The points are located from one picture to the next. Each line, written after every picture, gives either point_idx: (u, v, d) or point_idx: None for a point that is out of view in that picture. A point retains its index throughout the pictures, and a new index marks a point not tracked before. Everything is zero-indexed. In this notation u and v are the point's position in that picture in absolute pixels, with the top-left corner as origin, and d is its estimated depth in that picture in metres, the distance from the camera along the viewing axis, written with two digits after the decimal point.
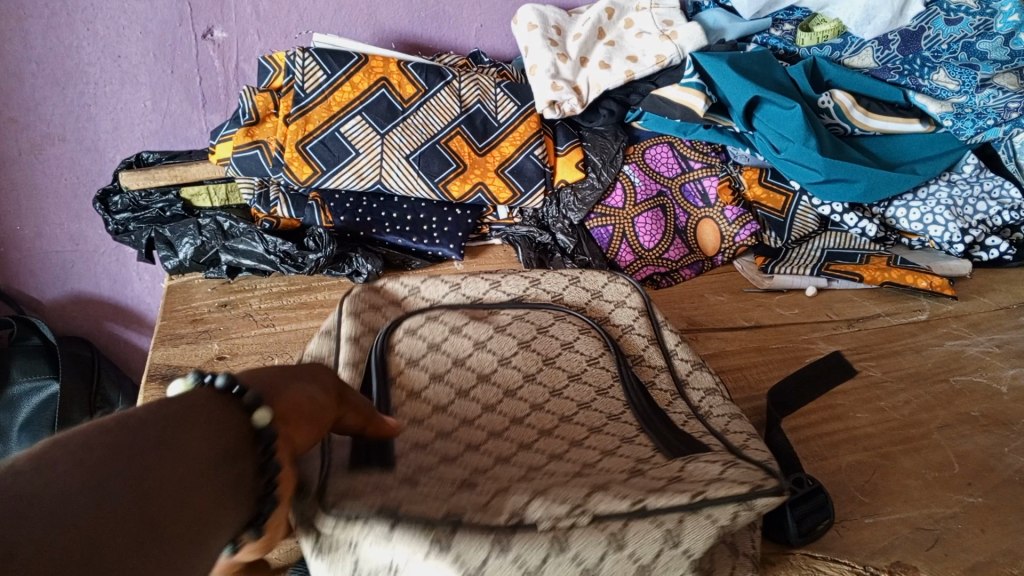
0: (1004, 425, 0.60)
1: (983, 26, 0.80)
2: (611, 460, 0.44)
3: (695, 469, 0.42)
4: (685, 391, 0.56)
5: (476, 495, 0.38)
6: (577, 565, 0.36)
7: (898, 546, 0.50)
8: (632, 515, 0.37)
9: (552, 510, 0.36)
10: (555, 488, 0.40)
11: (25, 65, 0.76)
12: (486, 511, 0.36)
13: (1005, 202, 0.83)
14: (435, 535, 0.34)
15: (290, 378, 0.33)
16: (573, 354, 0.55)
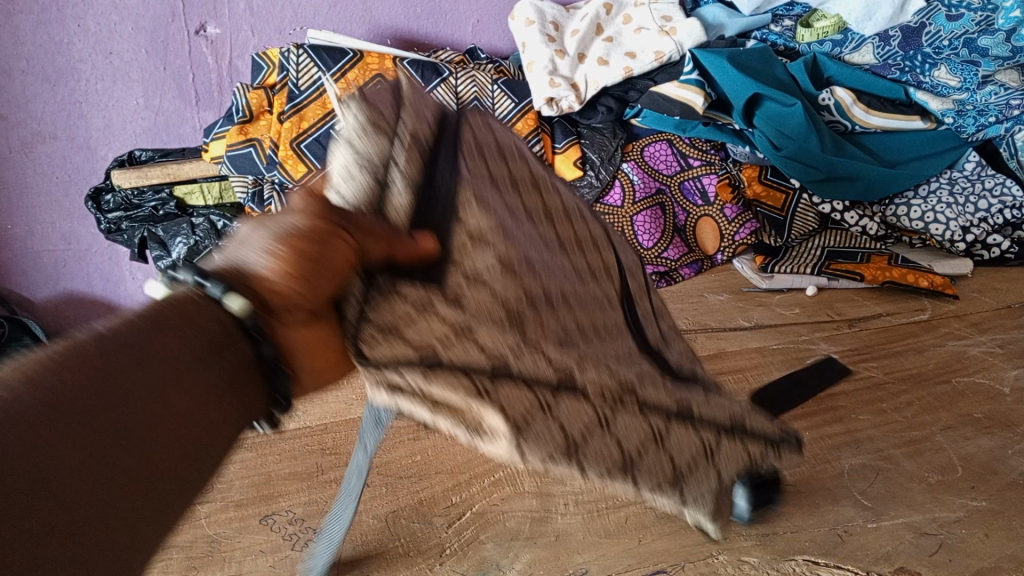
0: (1007, 427, 0.59)
1: (985, 22, 0.79)
2: (637, 365, 0.39)
3: (714, 406, 0.42)
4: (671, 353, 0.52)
5: (544, 334, 0.33)
6: (615, 447, 0.33)
7: (903, 551, 0.49)
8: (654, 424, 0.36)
9: (610, 386, 0.35)
10: (603, 374, 0.34)
11: (15, 62, 0.75)
12: (546, 354, 0.32)
13: (1007, 199, 0.81)
14: (479, 382, 0.28)
15: (311, 232, 0.24)
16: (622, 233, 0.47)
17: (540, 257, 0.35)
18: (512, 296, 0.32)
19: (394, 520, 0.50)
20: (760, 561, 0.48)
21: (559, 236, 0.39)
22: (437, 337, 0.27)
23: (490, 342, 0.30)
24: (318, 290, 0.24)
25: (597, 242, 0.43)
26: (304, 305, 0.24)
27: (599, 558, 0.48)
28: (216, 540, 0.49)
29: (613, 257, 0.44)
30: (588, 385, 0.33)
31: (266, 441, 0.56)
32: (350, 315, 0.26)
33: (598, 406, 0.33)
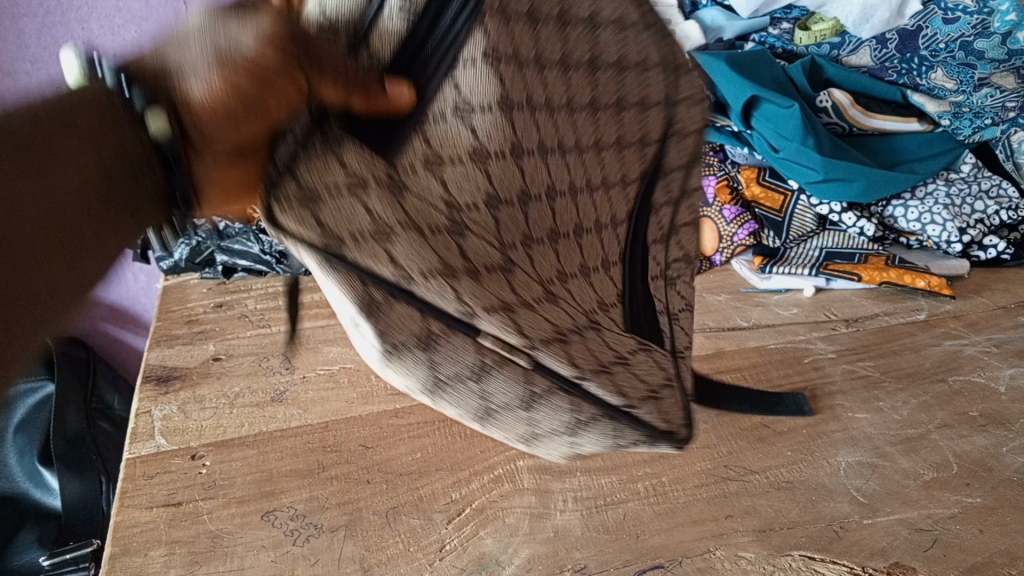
0: (1002, 425, 0.60)
1: (981, 25, 0.79)
2: (581, 287, 0.37)
3: (643, 367, 0.38)
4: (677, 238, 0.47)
5: (485, 244, 0.31)
6: (481, 396, 0.32)
7: (898, 547, 0.49)
8: (582, 383, 0.33)
9: (541, 330, 0.32)
10: (534, 293, 0.33)
11: (20, 65, 0.73)
12: (480, 274, 0.30)
13: (1003, 201, 0.82)
14: (371, 297, 0.26)
15: (262, 70, 0.20)
16: (670, 137, 0.43)
17: (529, 149, 0.33)
18: (468, 188, 0.30)
19: (395, 517, 0.51)
20: (757, 556, 0.49)
21: (574, 123, 0.36)
22: (355, 227, 0.26)
23: (415, 256, 0.27)
24: (246, 130, 0.21)
25: (623, 137, 0.39)
26: (229, 150, 0.21)
27: (598, 554, 0.49)
28: (218, 536, 0.50)
29: (635, 159, 0.41)
30: (490, 333, 0.30)
31: (268, 439, 0.57)
32: (277, 159, 0.23)
33: (504, 349, 0.30)
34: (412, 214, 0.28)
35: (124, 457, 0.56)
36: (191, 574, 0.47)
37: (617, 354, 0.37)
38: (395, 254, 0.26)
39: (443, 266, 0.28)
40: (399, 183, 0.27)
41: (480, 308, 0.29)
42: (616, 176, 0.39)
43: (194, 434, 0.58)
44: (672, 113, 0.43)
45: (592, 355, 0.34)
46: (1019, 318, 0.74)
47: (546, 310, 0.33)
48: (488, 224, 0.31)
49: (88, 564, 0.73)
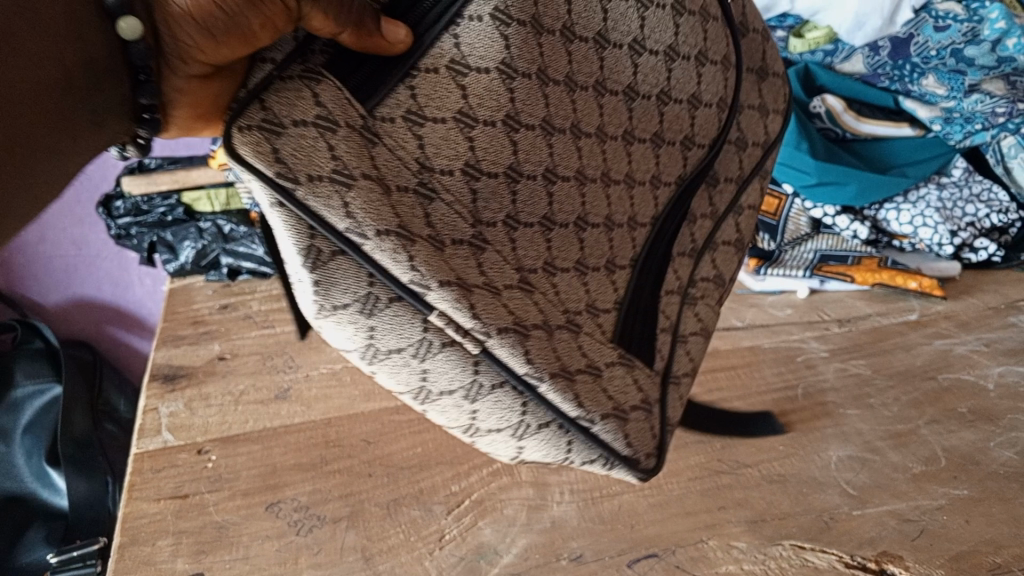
0: (990, 421, 0.61)
1: (971, 33, 0.80)
2: (568, 280, 0.36)
3: (616, 383, 0.36)
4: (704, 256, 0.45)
5: (454, 213, 0.31)
6: (420, 374, 0.32)
7: (886, 536, 0.51)
8: (534, 381, 0.32)
9: (499, 319, 0.31)
10: (502, 272, 0.32)
11: None
12: (439, 245, 0.30)
13: (994, 205, 0.83)
14: (315, 246, 0.28)
15: None
16: (698, 146, 0.42)
17: (528, 124, 0.33)
18: (450, 153, 0.30)
19: (396, 508, 0.52)
20: (749, 546, 0.50)
21: (590, 106, 0.36)
22: (314, 171, 0.26)
23: (367, 214, 0.27)
24: (220, 48, 0.26)
25: (640, 128, 0.39)
26: (203, 61, 0.26)
27: (593, 543, 0.50)
28: (224, 526, 0.51)
29: (655, 153, 0.40)
30: (437, 308, 0.30)
31: (273, 434, 0.58)
32: (249, 84, 0.27)
33: (451, 329, 0.30)
34: (380, 173, 0.28)
35: (132, 452, 0.57)
36: (199, 562, 0.49)
37: (586, 360, 0.35)
38: (346, 205, 0.27)
39: (399, 228, 0.28)
40: (372, 134, 0.28)
41: (432, 276, 0.29)
42: (628, 169, 0.39)
43: (199, 429, 0.59)
44: (706, 120, 0.42)
45: (556, 359, 0.33)
46: (1009, 318, 0.76)
47: (512, 296, 0.32)
48: (467, 193, 0.31)
49: (94, 561, 0.74)
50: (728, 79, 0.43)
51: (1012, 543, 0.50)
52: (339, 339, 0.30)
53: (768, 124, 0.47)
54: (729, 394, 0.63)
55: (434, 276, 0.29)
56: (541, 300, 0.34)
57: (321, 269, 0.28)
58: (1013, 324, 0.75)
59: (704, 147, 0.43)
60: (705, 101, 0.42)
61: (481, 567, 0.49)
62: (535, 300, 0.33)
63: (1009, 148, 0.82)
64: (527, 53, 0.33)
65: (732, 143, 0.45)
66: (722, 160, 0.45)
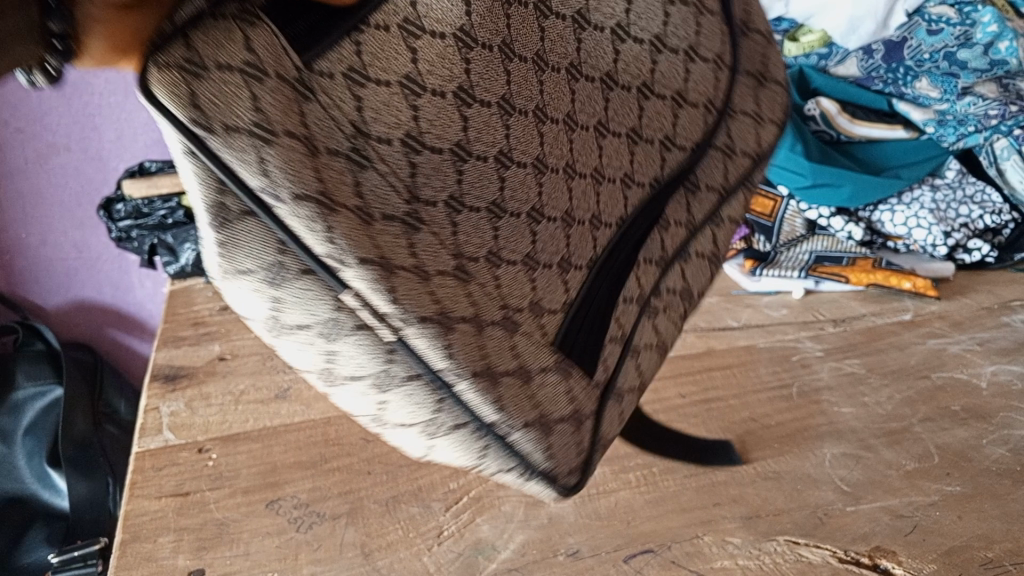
0: (982, 419, 0.62)
1: (964, 36, 0.81)
2: (512, 275, 0.28)
3: (548, 398, 0.29)
4: (674, 264, 0.36)
5: (389, 187, 0.23)
6: (320, 357, 0.24)
7: (879, 532, 0.51)
8: (458, 382, 0.25)
9: (428, 308, 0.24)
10: (439, 260, 0.25)
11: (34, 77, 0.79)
12: (373, 220, 0.22)
13: (988, 206, 0.84)
14: (220, 203, 0.20)
15: None
16: (681, 148, 0.35)
17: (488, 94, 0.26)
18: (389, 120, 0.23)
19: (395, 505, 0.53)
20: (744, 542, 0.51)
21: (564, 89, 0.30)
22: (230, 115, 0.19)
23: (286, 171, 0.20)
24: None
25: (622, 121, 0.32)
26: None
27: (589, 539, 0.51)
28: (225, 523, 0.51)
29: (637, 151, 0.33)
30: (354, 288, 0.22)
31: (272, 433, 0.59)
32: (176, 17, 0.18)
33: (366, 312, 0.23)
34: (306, 131, 0.21)
35: (133, 450, 0.58)
36: (199, 558, 0.49)
37: (519, 360, 0.28)
38: (264, 158, 0.19)
39: (325, 196, 0.21)
40: (306, 87, 0.21)
41: (352, 252, 0.21)
42: (603, 165, 0.32)
43: (200, 428, 0.60)
44: (690, 121, 0.35)
45: (483, 360, 0.26)
46: (1002, 318, 0.76)
47: (447, 283, 0.25)
48: (405, 166, 0.24)
49: (96, 561, 0.74)
50: (719, 80, 0.37)
51: (1005, 538, 0.51)
52: (248, 315, 0.22)
53: (764, 132, 0.39)
54: (724, 393, 0.64)
55: (361, 256, 0.21)
56: (486, 301, 0.27)
57: (226, 234, 0.20)
58: (1006, 324, 0.75)
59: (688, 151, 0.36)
60: (700, 100, 0.36)
61: (479, 563, 0.49)
62: (474, 297, 0.26)
63: (1002, 150, 0.83)
64: (492, 27, 0.26)
65: (717, 149, 0.37)
66: (712, 165, 0.37)
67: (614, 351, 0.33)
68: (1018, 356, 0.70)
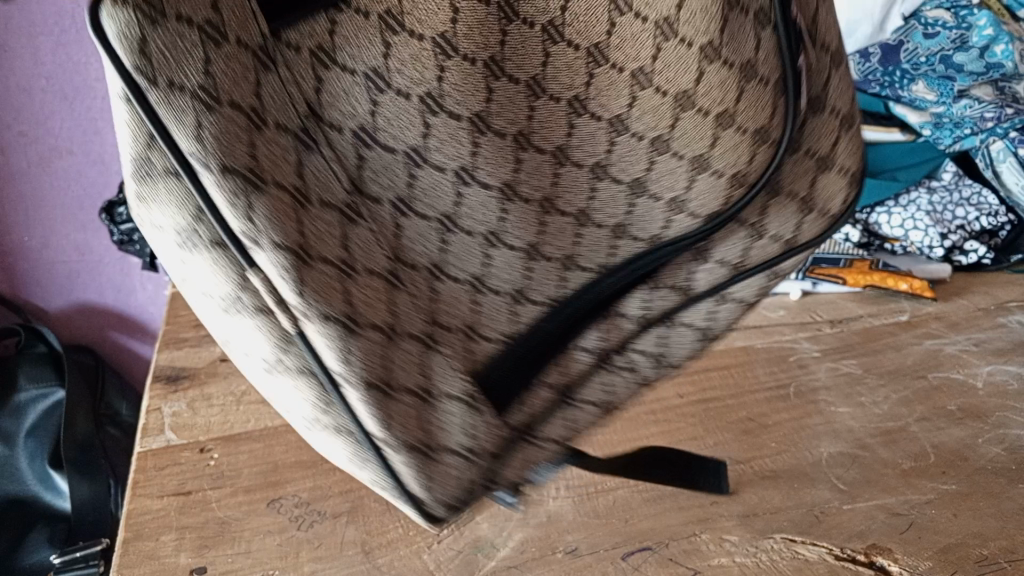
0: (978, 418, 0.63)
1: (959, 40, 0.82)
2: (454, 292, 0.33)
3: (444, 417, 0.33)
4: (648, 331, 0.39)
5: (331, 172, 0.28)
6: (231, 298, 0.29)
7: (875, 529, 0.52)
8: (343, 380, 0.30)
9: (330, 303, 0.28)
10: (368, 255, 0.29)
11: (36, 81, 0.79)
12: (305, 204, 0.27)
13: (984, 208, 0.85)
14: (152, 148, 0.25)
15: None
16: (691, 213, 0.35)
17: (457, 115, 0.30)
18: (349, 108, 0.28)
19: (395, 503, 0.53)
20: (741, 539, 0.51)
21: (554, 117, 0.31)
22: (178, 78, 0.23)
23: (217, 147, 0.24)
24: None
25: (615, 165, 0.33)
26: None
27: (588, 537, 0.51)
28: (226, 522, 0.52)
29: (627, 198, 0.34)
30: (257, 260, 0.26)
31: (274, 433, 0.59)
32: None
33: (271, 288, 0.27)
34: (255, 108, 0.25)
35: (135, 450, 0.58)
36: (202, 556, 0.50)
37: (420, 375, 0.32)
38: (198, 130, 0.24)
39: (250, 179, 0.25)
40: (264, 74, 0.25)
41: (265, 238, 0.26)
42: (572, 200, 0.33)
43: (202, 429, 0.60)
44: (707, 190, 0.34)
45: (382, 365, 0.30)
46: (998, 319, 0.77)
47: (368, 279, 0.29)
48: (353, 155, 0.29)
49: (97, 562, 0.74)
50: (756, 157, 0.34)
51: (1000, 535, 0.51)
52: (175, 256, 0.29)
53: (810, 222, 0.37)
54: (722, 392, 0.65)
55: (273, 238, 0.26)
56: (404, 298, 0.31)
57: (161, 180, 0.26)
58: (1002, 324, 0.76)
59: (698, 219, 0.35)
60: (729, 172, 0.34)
61: (479, 560, 0.50)
62: (389, 296, 0.30)
63: (998, 152, 0.83)
64: (478, 32, 0.29)
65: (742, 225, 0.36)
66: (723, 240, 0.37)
67: (541, 394, 0.37)
68: (1014, 356, 0.71)
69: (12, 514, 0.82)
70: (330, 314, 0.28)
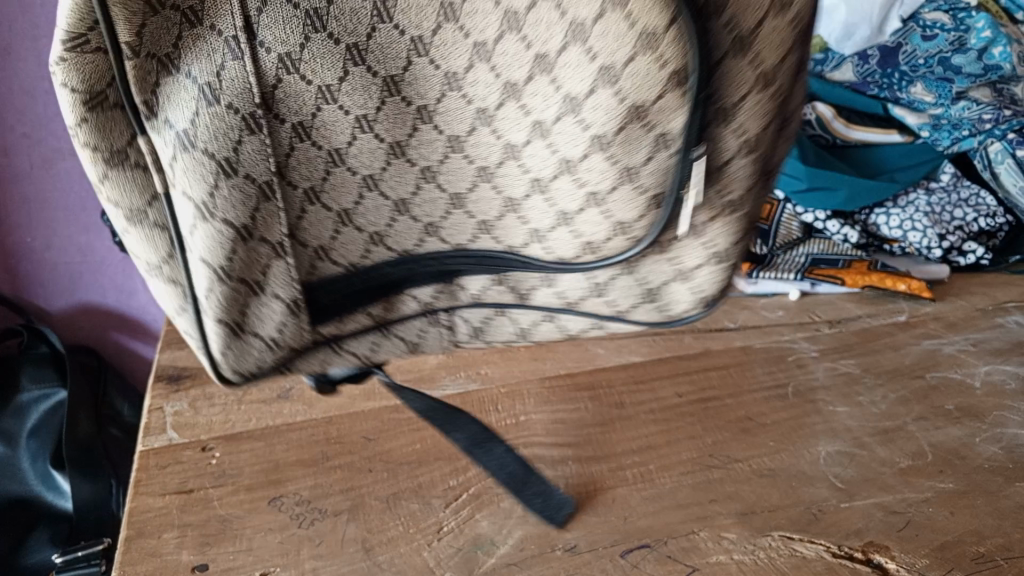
0: (976, 417, 0.63)
1: (958, 42, 0.82)
2: (320, 218, 0.38)
3: (258, 314, 0.41)
4: (453, 318, 0.47)
5: (243, 84, 0.32)
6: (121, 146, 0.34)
7: (872, 527, 0.52)
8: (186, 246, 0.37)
9: (196, 188, 0.34)
10: (254, 164, 0.34)
11: (40, 83, 0.79)
12: (213, 104, 0.32)
13: (982, 209, 0.85)
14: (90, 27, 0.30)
15: None
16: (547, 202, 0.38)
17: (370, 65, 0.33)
18: (276, 34, 0.31)
19: (395, 501, 0.54)
20: (739, 536, 0.51)
21: (452, 105, 0.35)
22: None
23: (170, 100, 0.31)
24: None
25: (506, 138, 0.36)
26: None
27: (587, 535, 0.51)
28: (228, 520, 0.52)
29: (497, 201, 0.39)
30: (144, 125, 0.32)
31: (275, 432, 0.60)
32: None
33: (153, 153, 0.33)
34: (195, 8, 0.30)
35: (137, 449, 0.58)
36: (204, 553, 0.50)
37: (252, 276, 0.39)
38: (138, 24, 0.29)
39: (163, 66, 0.31)
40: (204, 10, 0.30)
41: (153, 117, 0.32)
42: (448, 166, 0.37)
43: (203, 428, 0.61)
44: (542, 219, 0.40)
45: (224, 249, 0.36)
46: (996, 319, 0.77)
47: (243, 184, 0.35)
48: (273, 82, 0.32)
49: (99, 561, 0.75)
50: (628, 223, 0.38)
51: (995, 533, 0.52)
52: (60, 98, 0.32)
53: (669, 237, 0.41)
54: (721, 392, 0.65)
55: (179, 124, 0.32)
56: (268, 206, 0.36)
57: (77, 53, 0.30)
58: (1000, 325, 0.76)
59: (558, 215, 0.39)
60: (592, 185, 0.37)
61: (479, 557, 0.50)
62: (257, 207, 0.36)
63: (996, 154, 0.84)
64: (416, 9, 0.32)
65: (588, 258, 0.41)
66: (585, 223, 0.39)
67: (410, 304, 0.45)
68: (1012, 356, 0.71)
69: (15, 514, 0.82)
70: (215, 189, 0.34)
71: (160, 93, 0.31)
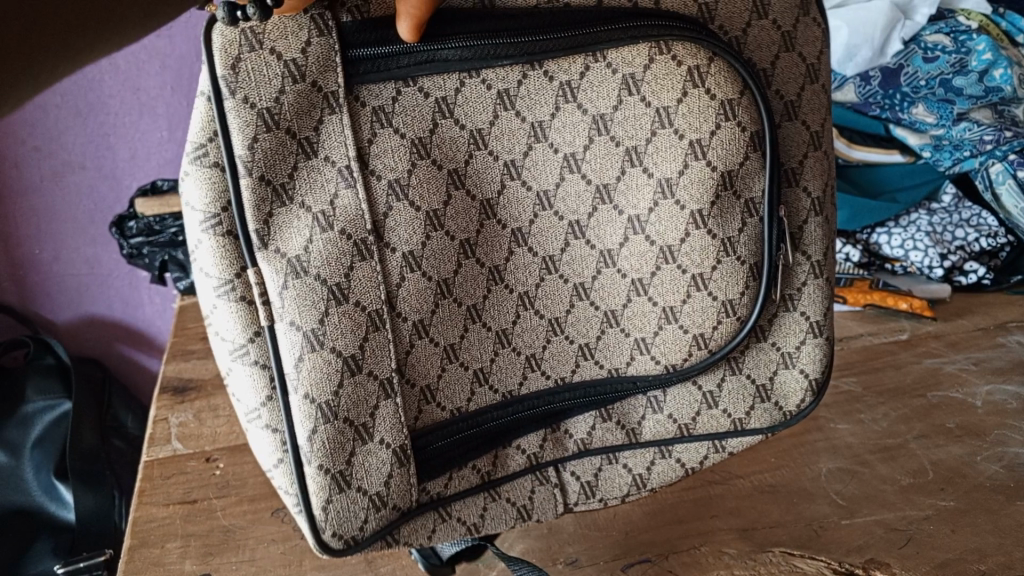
0: (976, 436, 0.63)
1: (959, 64, 0.81)
2: (533, 326, 0.40)
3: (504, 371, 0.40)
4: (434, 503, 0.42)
5: (376, 284, 0.36)
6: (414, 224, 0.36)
7: (872, 544, 0.52)
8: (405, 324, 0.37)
9: (307, 315, 0.35)
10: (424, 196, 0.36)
11: (51, 97, 0.82)
12: (326, 229, 0.35)
13: (983, 230, 0.85)
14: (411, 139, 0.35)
15: None
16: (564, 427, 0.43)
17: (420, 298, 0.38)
18: (407, 235, 0.36)
19: None
20: (741, 552, 0.51)
21: (551, 285, 0.40)
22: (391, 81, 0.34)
23: (248, 80, 0.32)
24: None
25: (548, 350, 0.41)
26: None
27: (589, 549, 0.52)
28: (230, 530, 0.52)
29: (598, 317, 0.41)
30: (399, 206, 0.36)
31: None
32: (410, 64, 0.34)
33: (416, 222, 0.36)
34: (312, 139, 0.34)
35: (143, 459, 0.59)
36: (206, 563, 0.50)
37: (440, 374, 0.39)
38: (253, 138, 0.33)
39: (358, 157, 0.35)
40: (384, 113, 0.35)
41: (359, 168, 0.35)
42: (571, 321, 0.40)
43: (209, 439, 0.61)
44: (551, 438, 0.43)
45: (347, 260, 0.35)
46: (998, 338, 0.77)
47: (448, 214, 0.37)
48: (383, 202, 0.35)
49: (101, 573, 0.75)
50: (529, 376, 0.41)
51: (998, 551, 0.52)
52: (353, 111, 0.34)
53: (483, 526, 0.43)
54: None
55: (291, 252, 0.34)
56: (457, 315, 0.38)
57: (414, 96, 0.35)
58: (1002, 343, 0.76)
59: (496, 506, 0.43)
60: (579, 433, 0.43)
61: (481, 569, 0.50)
62: (367, 335, 0.36)
63: (997, 174, 0.84)
64: (736, 13, 0.39)
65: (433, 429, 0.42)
66: (326, 382, 0.36)
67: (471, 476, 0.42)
68: (1014, 375, 0.71)
69: (17, 523, 0.81)
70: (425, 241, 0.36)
71: (263, 220, 0.34)
